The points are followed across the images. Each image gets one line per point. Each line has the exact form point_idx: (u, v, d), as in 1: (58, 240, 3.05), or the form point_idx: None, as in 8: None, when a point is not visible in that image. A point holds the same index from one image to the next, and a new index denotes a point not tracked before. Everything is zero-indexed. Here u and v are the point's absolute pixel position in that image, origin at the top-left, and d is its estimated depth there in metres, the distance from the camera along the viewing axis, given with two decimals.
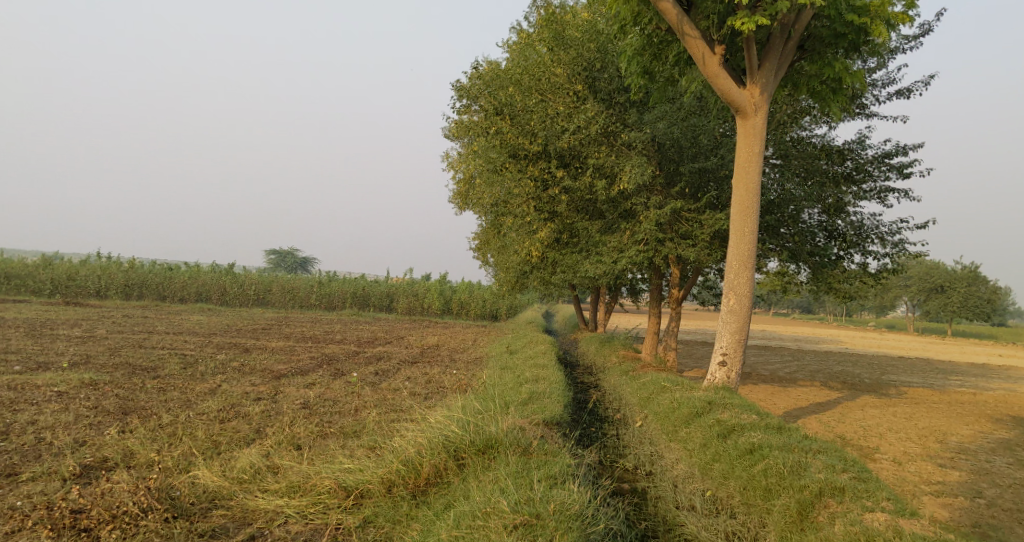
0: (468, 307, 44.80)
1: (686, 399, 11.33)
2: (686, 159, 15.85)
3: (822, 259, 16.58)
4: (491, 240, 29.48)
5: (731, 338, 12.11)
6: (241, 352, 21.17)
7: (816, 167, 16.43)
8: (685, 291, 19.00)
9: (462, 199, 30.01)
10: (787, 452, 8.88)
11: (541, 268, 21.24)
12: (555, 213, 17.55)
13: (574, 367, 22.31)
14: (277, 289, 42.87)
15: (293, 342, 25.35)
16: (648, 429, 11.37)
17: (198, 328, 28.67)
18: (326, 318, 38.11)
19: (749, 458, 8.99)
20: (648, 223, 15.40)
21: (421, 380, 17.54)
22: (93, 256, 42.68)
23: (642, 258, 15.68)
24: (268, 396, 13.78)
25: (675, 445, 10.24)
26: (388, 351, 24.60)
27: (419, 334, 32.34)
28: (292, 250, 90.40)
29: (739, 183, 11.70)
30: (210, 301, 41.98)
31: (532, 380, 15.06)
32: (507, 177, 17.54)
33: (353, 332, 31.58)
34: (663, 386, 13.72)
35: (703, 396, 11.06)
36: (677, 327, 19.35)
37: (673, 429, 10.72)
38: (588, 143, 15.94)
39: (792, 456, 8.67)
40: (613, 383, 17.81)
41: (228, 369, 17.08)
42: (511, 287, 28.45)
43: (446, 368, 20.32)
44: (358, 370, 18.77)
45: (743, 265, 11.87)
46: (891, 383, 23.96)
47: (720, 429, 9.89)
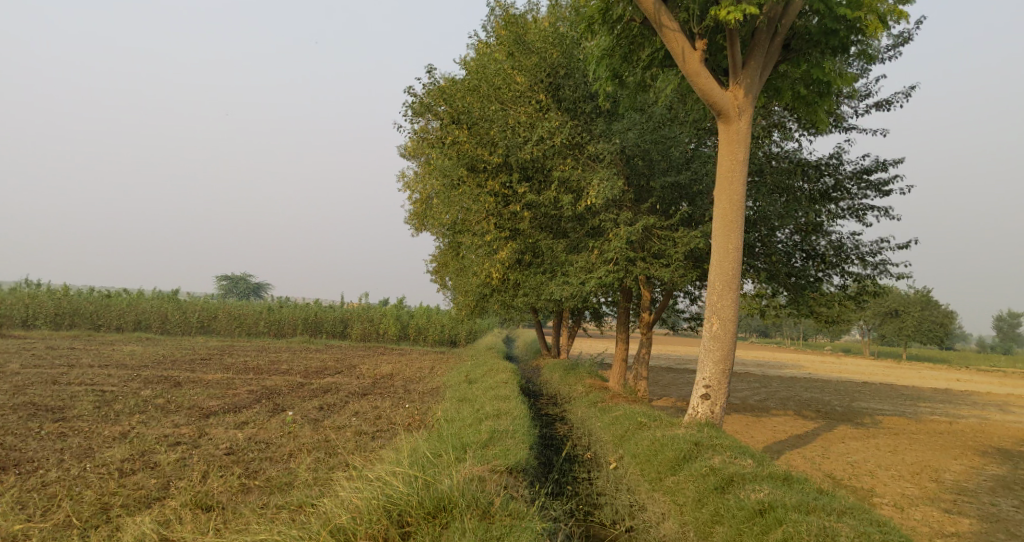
0: (425, 334, 43.04)
1: (668, 438, 10.06)
2: (657, 173, 14.76)
3: (801, 281, 15.51)
4: (449, 262, 27.95)
5: (715, 367, 10.88)
6: (170, 386, 19.18)
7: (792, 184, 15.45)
8: (655, 315, 17.85)
9: (419, 219, 28.46)
10: (803, 514, 7.59)
11: (502, 292, 19.87)
12: (517, 231, 16.31)
13: (537, 397, 20.89)
14: (222, 316, 40.55)
15: (233, 374, 23.36)
16: (626, 473, 10.05)
17: (129, 360, 26.36)
18: (274, 346, 35.94)
19: (759, 522, 7.66)
20: (618, 242, 14.24)
21: (370, 416, 15.88)
22: (22, 281, 39.78)
23: (611, 279, 14.50)
24: (190, 439, 12.01)
25: (660, 497, 8.93)
26: (337, 382, 22.83)
27: (373, 362, 30.54)
28: (245, 275, 87.27)
29: (723, 197, 10.57)
30: (149, 330, 39.35)
31: (493, 415, 13.58)
32: (465, 192, 16.24)
33: (300, 361, 29.59)
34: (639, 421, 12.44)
35: (688, 436, 9.78)
36: (647, 354, 18.15)
37: (656, 477, 9.39)
38: (551, 154, 14.77)
39: (812, 522, 7.35)
40: (581, 415, 16.48)
41: (150, 407, 15.17)
42: (470, 312, 26.98)
43: (399, 401, 18.70)
44: (301, 406, 17.03)
45: (727, 288, 10.68)
46: (865, 410, 23.07)
47: (716, 480, 8.57)
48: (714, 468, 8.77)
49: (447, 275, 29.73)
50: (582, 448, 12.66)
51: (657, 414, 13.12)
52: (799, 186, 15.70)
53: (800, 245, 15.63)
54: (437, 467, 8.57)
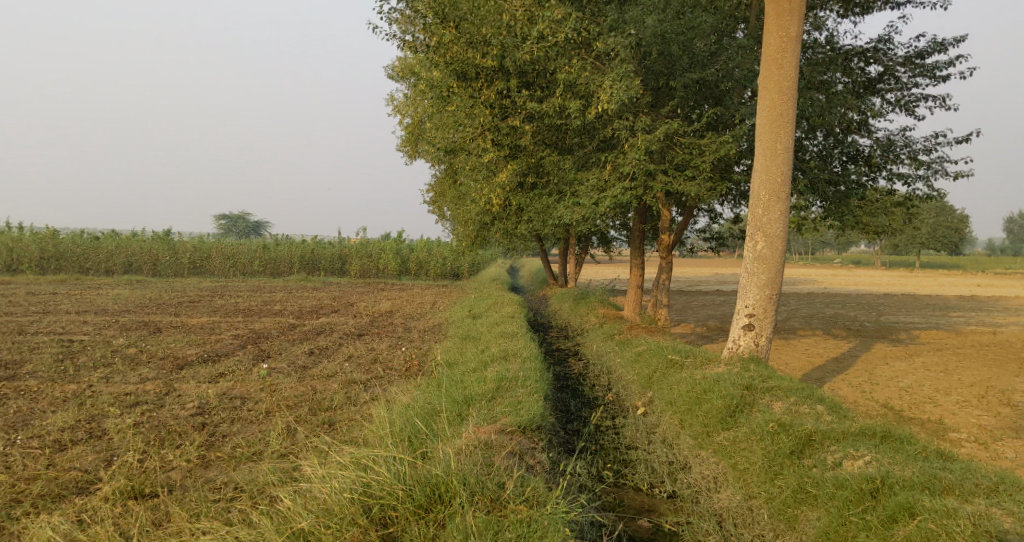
0: (426, 266, 41.45)
1: (713, 382, 8.70)
2: (679, 72, 12.77)
3: (845, 189, 13.58)
4: (446, 190, 26.00)
5: (759, 292, 9.23)
6: (149, 334, 17.62)
7: (832, 76, 13.42)
8: (675, 236, 16.12)
9: (411, 146, 26.30)
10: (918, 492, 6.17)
11: (503, 219, 18.08)
12: (518, 148, 14.43)
13: (546, 330, 19.38)
14: (216, 256, 38.82)
15: (221, 317, 21.82)
16: (665, 424, 8.66)
17: (113, 305, 24.82)
18: (269, 285, 34.37)
19: (861, 501, 6.31)
20: (635, 154, 12.40)
21: (364, 361, 14.34)
22: (5, 228, 37.96)
23: (628, 197, 12.70)
24: (153, 397, 10.47)
25: (716, 459, 7.60)
26: (332, 322, 21.29)
27: (371, 299, 29.00)
28: (244, 214, 85.17)
29: (771, 84, 8.89)
30: (141, 273, 37.78)
31: (499, 357, 12.02)
32: (456, 106, 14.20)
33: (295, 300, 28.03)
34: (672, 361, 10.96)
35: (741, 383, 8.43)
36: (667, 279, 16.46)
37: (705, 433, 8.08)
38: (555, 54, 12.75)
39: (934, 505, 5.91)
40: (597, 350, 14.92)
41: (119, 360, 13.62)
42: (471, 242, 25.25)
43: (397, 341, 17.15)
44: (289, 351, 15.49)
45: (774, 197, 8.97)
46: (897, 324, 21.47)
47: (791, 443, 7.21)
48: (783, 424, 7.39)
49: (445, 205, 27.82)
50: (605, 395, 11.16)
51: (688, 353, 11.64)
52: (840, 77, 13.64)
53: (839, 147, 13.71)
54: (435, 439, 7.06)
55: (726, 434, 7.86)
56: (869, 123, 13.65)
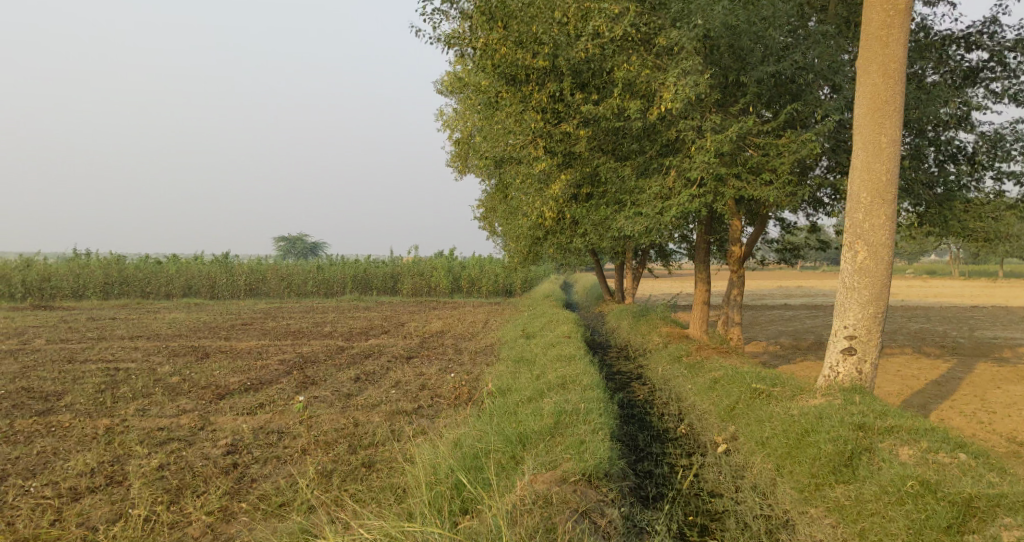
0: (478, 284, 40.65)
1: (820, 422, 7.73)
2: (751, 65, 11.61)
3: (945, 192, 12.06)
4: (497, 205, 25.10)
5: (862, 311, 8.09)
6: (195, 360, 17.09)
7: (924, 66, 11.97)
8: (747, 248, 14.77)
9: (461, 162, 25.52)
10: None
11: (557, 234, 17.02)
12: (572, 156, 13.42)
13: (606, 350, 18.16)
14: (272, 277, 38.78)
15: (270, 340, 21.29)
16: (763, 470, 7.77)
17: (167, 329, 24.64)
18: (322, 306, 33.99)
19: None
20: (703, 157, 11.24)
21: (412, 388, 13.38)
22: (71, 254, 38.80)
23: (697, 205, 11.50)
24: (185, 433, 9.71)
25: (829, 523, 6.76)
26: (382, 344, 20.52)
27: (423, 319, 28.24)
28: (302, 234, 86.30)
29: (875, 65, 8.00)
30: (199, 296, 38.01)
31: (557, 385, 10.92)
32: (505, 112, 13.26)
33: (347, 322, 27.45)
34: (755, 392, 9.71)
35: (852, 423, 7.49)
36: (740, 295, 15.08)
37: (819, 487, 7.19)
38: (613, 51, 11.68)
39: None
40: (664, 374, 13.65)
41: (159, 389, 13.01)
42: (524, 258, 24.24)
43: (448, 365, 16.17)
44: (334, 377, 14.67)
45: (878, 198, 7.96)
46: (996, 340, 19.37)
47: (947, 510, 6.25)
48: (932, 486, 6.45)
49: (497, 221, 26.85)
50: (677, 431, 9.92)
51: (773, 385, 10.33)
52: (937, 66, 12.14)
53: (936, 145, 12.21)
54: (485, 505, 6.01)
55: (846, 491, 6.98)
56: (971, 117, 12.09)
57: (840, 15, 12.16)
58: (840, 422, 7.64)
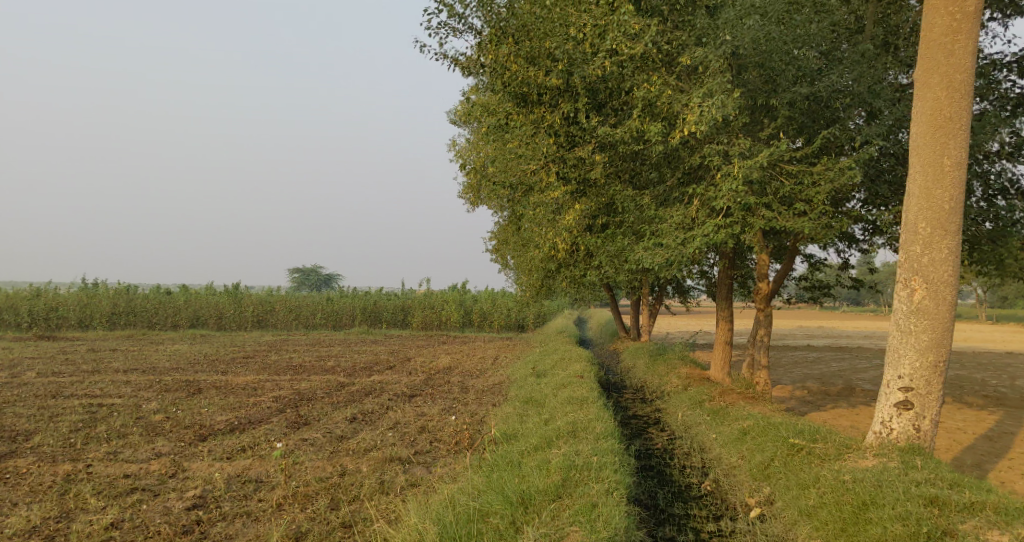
0: (490, 319, 39.57)
1: (884, 494, 6.85)
2: (783, 87, 10.79)
3: (996, 227, 11.02)
4: (510, 237, 24.26)
5: (920, 357, 7.40)
6: (185, 395, 16.10)
7: None
8: (775, 284, 13.74)
9: (473, 192, 24.73)
10: None
11: (569, 266, 16.08)
12: (587, 182, 12.58)
13: (621, 391, 17.06)
14: (280, 309, 37.94)
15: (269, 374, 20.31)
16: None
17: (165, 361, 23.74)
18: (328, 339, 33.03)
19: None
20: (730, 184, 10.34)
21: (411, 431, 12.35)
22: (79, 283, 38.23)
23: (722, 236, 10.60)
24: (153, 481, 8.71)
25: None
26: (385, 380, 19.49)
27: (430, 354, 27.19)
28: (316, 266, 85.84)
29: (940, 76, 7.53)
30: (205, 327, 37.21)
31: (567, 432, 9.87)
32: (516, 133, 12.47)
33: (352, 356, 26.43)
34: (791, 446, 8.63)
35: (924, 496, 6.65)
36: (767, 336, 13.97)
37: None
38: (632, 68, 10.89)
39: None
40: (685, 422, 12.56)
41: (138, 428, 12.03)
42: (535, 292, 23.27)
43: (452, 405, 15.10)
44: (329, 417, 13.63)
45: (941, 229, 7.40)
46: None
47: None
48: None
49: (509, 254, 25.96)
50: (702, 490, 8.81)
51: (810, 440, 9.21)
52: (984, 92, 11.21)
53: (985, 177, 11.21)
54: None
55: None
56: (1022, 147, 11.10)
57: (877, 36, 11.30)
58: (907, 494, 6.77)
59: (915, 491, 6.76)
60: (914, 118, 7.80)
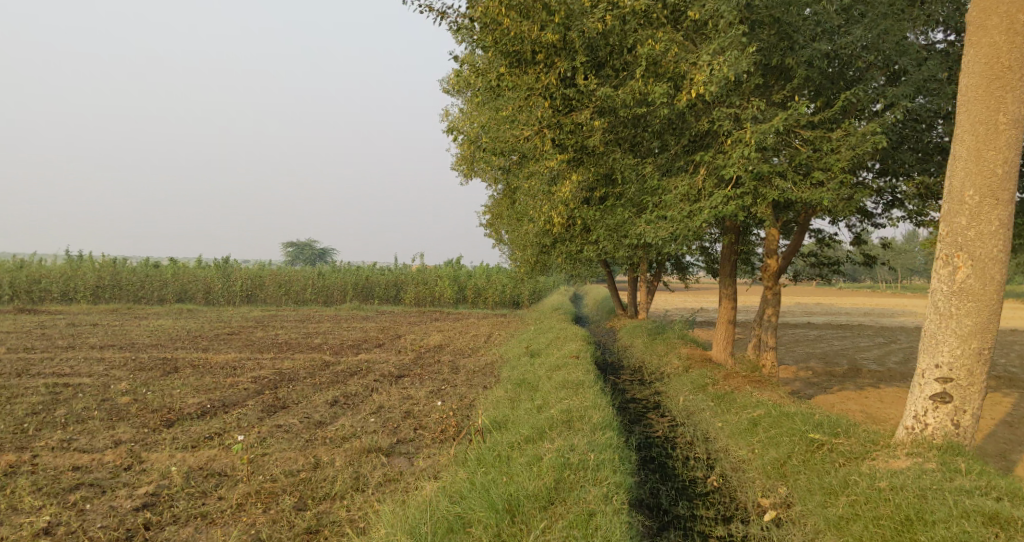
0: (484, 295, 38.71)
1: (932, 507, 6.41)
2: (800, 45, 9.90)
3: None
4: (504, 211, 23.32)
5: (962, 345, 7.22)
6: (159, 374, 15.24)
7: None
8: (784, 261, 12.91)
9: (466, 165, 23.65)
10: None
11: (565, 241, 15.18)
12: (585, 151, 11.69)
13: (618, 372, 16.27)
14: (269, 283, 37.01)
15: (252, 352, 19.44)
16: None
17: (147, 337, 22.84)
18: (318, 315, 32.15)
19: None
20: (741, 151, 9.48)
21: (395, 416, 11.54)
22: (64, 256, 37.19)
23: (732, 208, 9.76)
24: (104, 475, 7.85)
25: None
26: (372, 359, 18.66)
27: (422, 331, 26.34)
28: (310, 241, 84.94)
29: (1003, 18, 7.18)
30: (193, 302, 36.28)
31: (561, 421, 9.08)
32: (509, 97, 11.51)
33: (340, 333, 25.58)
34: (809, 441, 8.06)
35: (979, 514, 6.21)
36: (775, 315, 13.17)
37: None
38: (637, 23, 9.96)
39: None
40: (687, 407, 11.78)
41: (100, 411, 11.15)
42: (530, 268, 22.39)
43: (440, 387, 14.29)
44: (308, 400, 12.81)
45: (995, 194, 7.15)
46: None
47: None
48: None
49: (504, 228, 25.02)
50: (709, 487, 8.05)
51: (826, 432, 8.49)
52: None
53: None
54: None
55: None
56: None
57: None
58: (962, 510, 6.31)
59: (970, 506, 6.31)
60: (966, 71, 7.48)
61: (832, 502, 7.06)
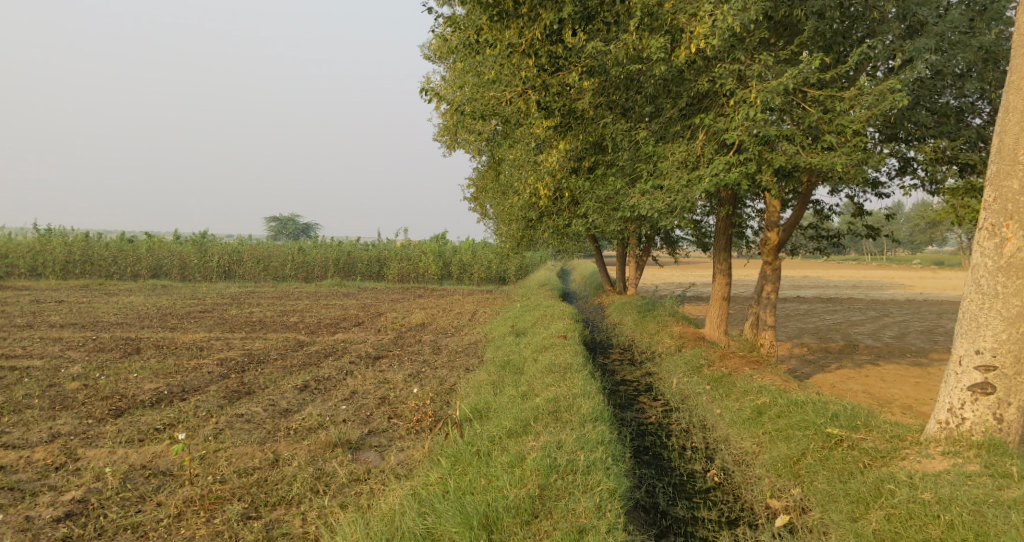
0: (469, 270, 37.76)
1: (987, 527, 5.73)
2: None
3: None
4: (488, 183, 22.30)
5: (1008, 329, 6.50)
6: (118, 355, 14.20)
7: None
8: (784, 234, 12.12)
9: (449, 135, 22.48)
10: None
11: (551, 214, 14.24)
12: (572, 114, 10.72)
13: (606, 351, 15.47)
14: (248, 258, 35.80)
15: (222, 330, 18.38)
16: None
17: (113, 315, 21.69)
18: (297, 292, 31.05)
19: None
20: (746, 112, 8.60)
21: (368, 403, 10.65)
22: (31, 230, 35.66)
23: (734, 176, 8.90)
24: (29, 477, 6.92)
25: None
26: (349, 339, 17.72)
27: (403, 309, 25.38)
28: (292, 216, 83.42)
29: None
30: (168, 278, 35.01)
31: (548, 411, 8.26)
32: (489, 55, 10.47)
33: (319, 311, 24.56)
34: (824, 438, 7.38)
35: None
36: (775, 292, 12.40)
37: None
38: None
39: None
40: (682, 390, 11.01)
41: (42, 400, 10.14)
42: (515, 243, 21.45)
43: (419, 369, 13.42)
44: (276, 385, 11.87)
45: None
46: None
47: None
48: None
49: (488, 202, 24.03)
50: (708, 483, 7.30)
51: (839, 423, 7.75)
52: None
53: None
54: None
55: None
56: None
57: None
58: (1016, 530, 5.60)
59: None
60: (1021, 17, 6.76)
61: (863, 513, 6.38)
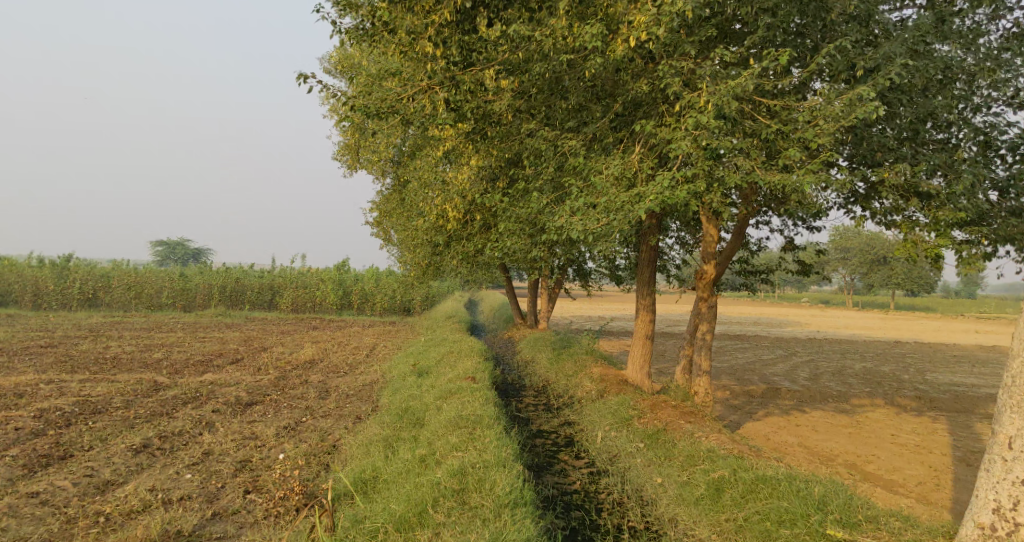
0: (371, 300, 35.18)
1: None
2: None
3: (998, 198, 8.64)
4: (393, 206, 20.25)
5: None
6: None
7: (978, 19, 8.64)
8: (720, 267, 10.75)
9: (349, 154, 20.34)
10: None
11: (459, 239, 12.41)
12: (485, 117, 8.99)
13: (518, 394, 13.65)
14: (116, 285, 31.95)
15: (62, 368, 15.30)
16: None
17: None
18: (171, 323, 27.67)
19: None
20: (694, 120, 7.15)
21: (220, 470, 8.35)
22: None
23: (680, 197, 7.40)
24: None
25: None
26: (220, 380, 15.07)
27: (292, 343, 22.70)
28: (180, 239, 77.63)
29: None
30: (17, 306, 30.75)
31: (451, 495, 6.36)
32: (387, 45, 8.63)
33: (193, 345, 21.53)
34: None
35: None
36: (708, 332, 11.02)
37: None
38: None
39: None
40: (608, 449, 9.31)
41: None
42: (420, 271, 19.43)
43: (297, 420, 11.12)
44: (106, 444, 9.34)
45: None
46: (967, 400, 16.27)
47: None
48: None
49: (391, 226, 21.92)
50: None
51: (810, 510, 6.52)
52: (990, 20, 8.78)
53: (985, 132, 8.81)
54: None
55: None
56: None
57: None
58: None
59: None
60: None
61: None
